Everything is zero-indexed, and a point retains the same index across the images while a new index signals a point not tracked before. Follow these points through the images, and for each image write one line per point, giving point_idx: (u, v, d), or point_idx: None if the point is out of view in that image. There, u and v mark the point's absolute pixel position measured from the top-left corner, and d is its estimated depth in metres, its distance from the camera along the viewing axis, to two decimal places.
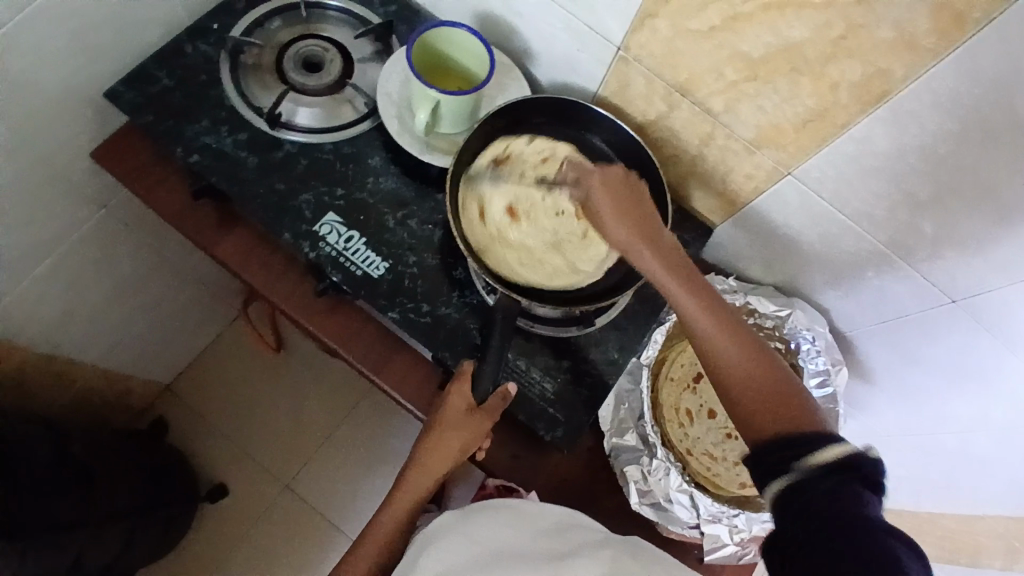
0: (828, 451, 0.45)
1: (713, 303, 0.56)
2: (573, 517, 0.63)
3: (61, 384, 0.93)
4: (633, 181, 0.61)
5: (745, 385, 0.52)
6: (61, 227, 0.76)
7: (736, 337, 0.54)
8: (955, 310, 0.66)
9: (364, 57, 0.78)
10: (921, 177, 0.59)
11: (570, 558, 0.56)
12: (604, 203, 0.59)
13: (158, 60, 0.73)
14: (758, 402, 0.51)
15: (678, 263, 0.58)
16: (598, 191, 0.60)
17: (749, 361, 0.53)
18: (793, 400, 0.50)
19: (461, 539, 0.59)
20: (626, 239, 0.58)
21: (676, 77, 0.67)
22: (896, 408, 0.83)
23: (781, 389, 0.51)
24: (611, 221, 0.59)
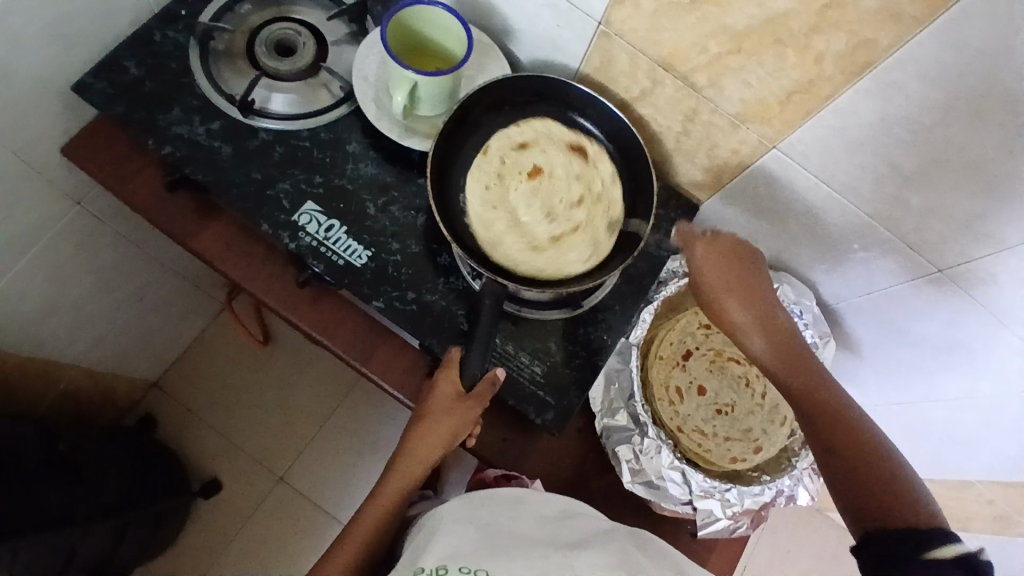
0: (937, 551, 0.43)
1: (820, 379, 0.57)
2: (574, 506, 0.62)
3: (44, 385, 0.91)
4: (746, 253, 0.64)
5: (846, 466, 0.52)
6: (32, 225, 0.74)
7: (846, 417, 0.54)
8: (942, 280, 0.66)
9: (338, 40, 0.75)
10: (906, 148, 0.58)
11: (579, 547, 0.55)
12: (714, 273, 0.62)
13: (124, 48, 0.70)
14: (872, 499, 0.49)
15: (789, 334, 0.60)
16: (707, 265, 0.62)
17: (852, 442, 0.53)
18: (899, 490, 0.49)
19: (464, 526, 0.57)
20: (732, 308, 0.61)
21: (659, 52, 0.65)
22: (883, 379, 0.84)
23: (883, 471, 0.50)
24: (724, 298, 0.61)
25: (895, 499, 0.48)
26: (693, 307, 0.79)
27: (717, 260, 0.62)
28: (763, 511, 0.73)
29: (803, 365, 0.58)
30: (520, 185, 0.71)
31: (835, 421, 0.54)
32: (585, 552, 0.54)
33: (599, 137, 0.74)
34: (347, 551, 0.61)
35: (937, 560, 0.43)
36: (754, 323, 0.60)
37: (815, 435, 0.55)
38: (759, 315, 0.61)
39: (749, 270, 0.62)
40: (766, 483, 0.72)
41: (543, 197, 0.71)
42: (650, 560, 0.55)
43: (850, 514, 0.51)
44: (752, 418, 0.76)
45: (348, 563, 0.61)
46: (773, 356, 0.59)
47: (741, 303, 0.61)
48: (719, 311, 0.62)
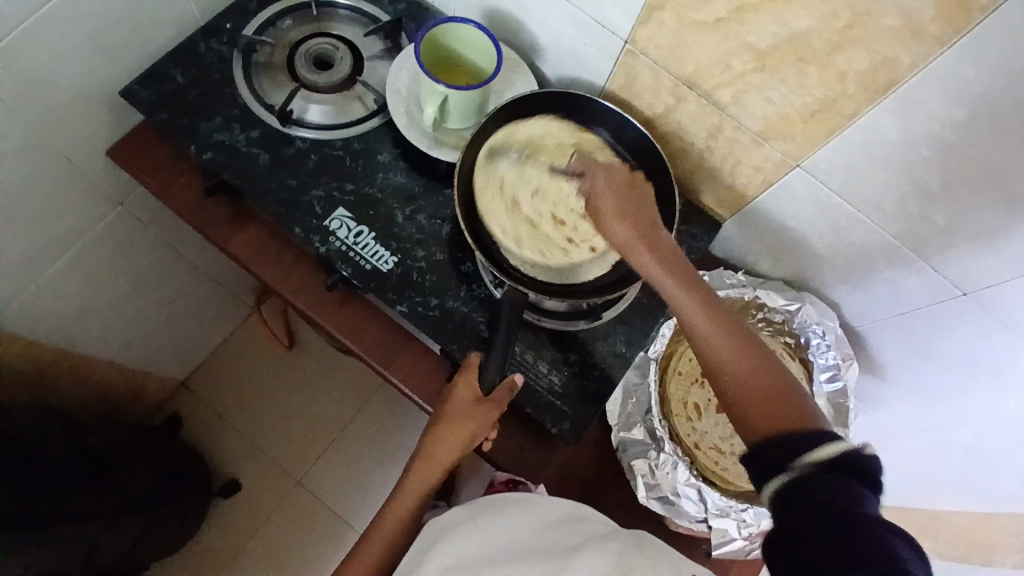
0: (819, 450, 0.45)
1: (707, 302, 0.55)
2: (580, 508, 0.63)
3: (77, 379, 0.95)
4: (637, 185, 0.61)
5: (742, 390, 0.51)
6: (78, 223, 0.78)
7: (738, 337, 0.53)
8: (966, 301, 0.66)
9: (373, 54, 0.79)
10: (930, 166, 0.58)
11: (575, 551, 0.55)
12: (608, 198, 0.59)
13: (172, 59, 0.75)
14: (755, 404, 0.50)
15: (676, 258, 0.57)
16: (606, 194, 0.60)
17: (745, 365, 0.52)
18: (792, 404, 0.50)
19: (467, 535, 0.59)
20: (625, 238, 0.58)
21: (683, 69, 0.67)
22: (908, 404, 0.83)
23: (776, 388, 0.51)
24: (613, 221, 0.58)
25: (790, 414, 0.49)
26: None
27: (615, 195, 0.59)
28: None
29: (704, 291, 0.55)
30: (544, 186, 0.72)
31: (728, 334, 0.53)
32: (579, 558, 0.54)
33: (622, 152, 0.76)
34: (370, 551, 0.63)
35: (821, 461, 0.45)
36: (653, 266, 0.57)
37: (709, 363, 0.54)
38: (648, 234, 0.58)
39: (618, 188, 0.60)
40: None
41: (545, 203, 0.72)
42: (649, 560, 0.55)
43: (736, 421, 0.51)
44: None
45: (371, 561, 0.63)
46: (666, 285, 0.56)
47: (635, 235, 0.58)
48: (607, 230, 0.59)
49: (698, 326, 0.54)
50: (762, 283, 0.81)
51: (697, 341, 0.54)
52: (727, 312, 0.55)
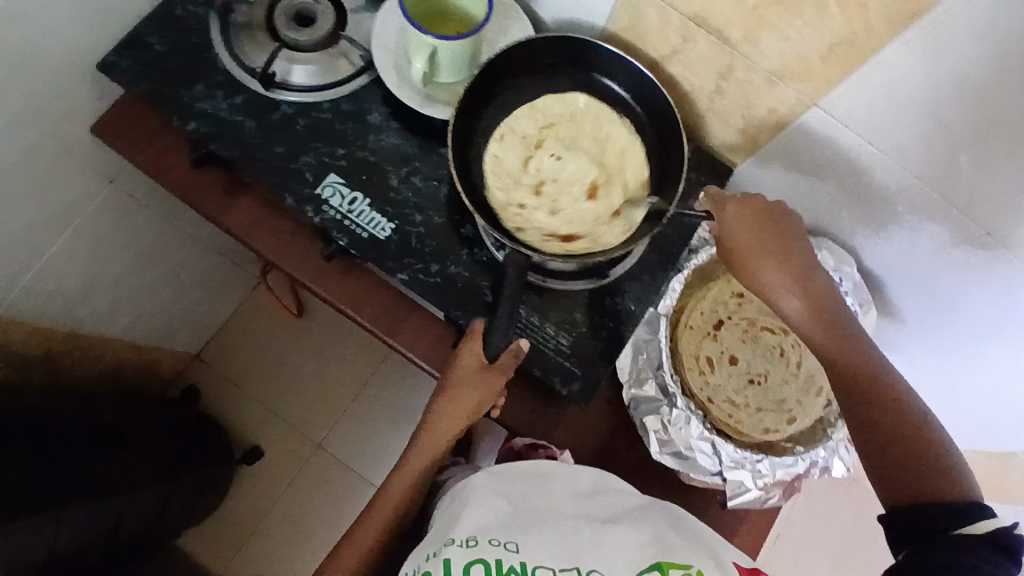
0: (982, 526, 0.47)
1: (842, 333, 0.57)
2: (606, 479, 0.62)
3: (89, 359, 0.95)
4: (780, 215, 0.59)
5: (878, 425, 0.55)
6: (69, 203, 0.76)
7: (874, 373, 0.56)
8: (991, 244, 0.62)
9: (357, 6, 0.74)
10: (957, 104, 0.54)
11: (614, 522, 0.56)
12: (747, 239, 0.58)
13: (146, 24, 0.70)
14: (894, 468, 0.53)
15: (812, 287, 0.57)
16: (743, 236, 0.58)
17: (882, 396, 0.55)
18: (927, 447, 0.53)
19: (496, 498, 0.58)
20: (772, 282, 0.58)
21: (690, 7, 0.62)
22: (927, 349, 0.81)
23: (914, 433, 0.53)
24: (759, 266, 0.57)
25: (931, 471, 0.52)
26: (725, 275, 0.76)
27: (749, 228, 0.58)
28: (796, 483, 0.72)
29: (847, 344, 0.56)
30: (559, 147, 0.71)
31: (879, 398, 0.55)
32: (620, 527, 0.55)
33: (625, 97, 0.72)
34: (377, 518, 0.63)
35: (976, 535, 0.47)
36: (798, 316, 0.57)
37: (842, 383, 0.57)
38: (797, 280, 0.57)
39: (760, 226, 0.58)
40: (800, 453, 0.71)
41: (552, 163, 0.71)
42: (684, 540, 0.55)
43: (874, 477, 0.55)
44: (787, 389, 0.73)
45: (380, 527, 0.63)
46: (800, 318, 0.57)
47: (783, 273, 0.57)
48: (747, 274, 0.58)
49: (835, 355, 0.57)
50: None
51: (837, 370, 0.57)
52: (866, 344, 0.57)
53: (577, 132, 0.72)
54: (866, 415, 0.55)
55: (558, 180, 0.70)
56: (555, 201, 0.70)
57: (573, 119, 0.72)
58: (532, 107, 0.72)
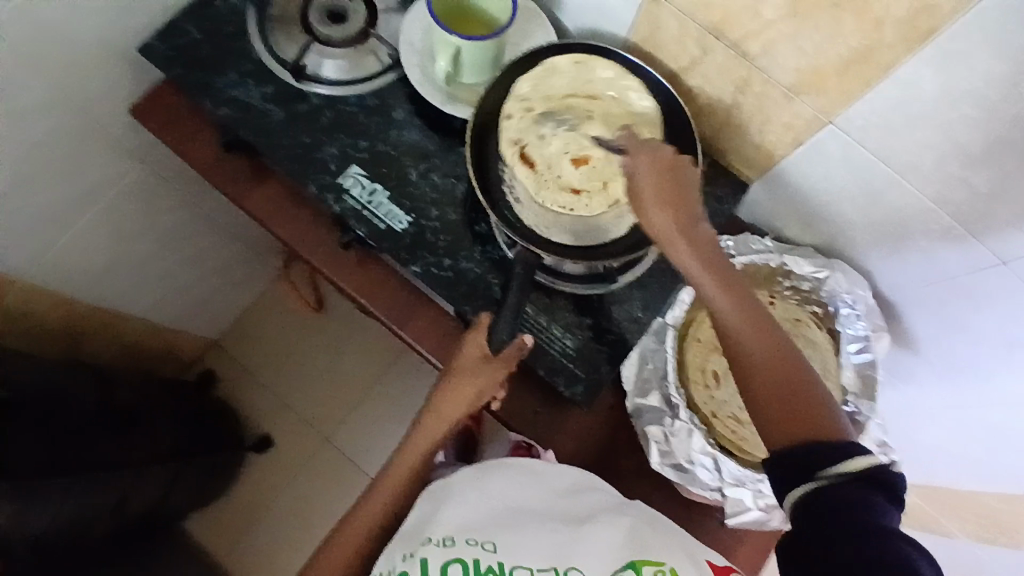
0: (852, 463, 0.45)
1: (738, 288, 0.53)
2: (590, 477, 0.61)
3: (109, 335, 0.98)
4: (681, 168, 0.56)
5: (763, 379, 0.50)
6: (101, 180, 0.79)
7: (764, 321, 0.52)
8: (1004, 272, 0.61)
9: (388, 7, 0.77)
10: (973, 123, 0.54)
11: (589, 522, 0.55)
12: (647, 179, 0.55)
13: (186, 13, 0.74)
14: (783, 416, 0.49)
15: (709, 244, 0.54)
16: (645, 176, 0.55)
17: (767, 343, 0.50)
18: (809, 396, 0.49)
19: (474, 497, 0.58)
20: (663, 227, 0.54)
21: (709, 18, 0.62)
22: (941, 379, 0.79)
23: (799, 377, 0.50)
24: (652, 205, 0.54)
25: (813, 416, 0.48)
26: None
27: (653, 177, 0.55)
28: None
29: (743, 294, 0.52)
30: (573, 153, 0.70)
31: (763, 342, 0.51)
32: (595, 529, 0.54)
33: None
34: (373, 507, 0.63)
35: (852, 477, 0.45)
36: (696, 269, 0.53)
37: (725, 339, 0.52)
38: (690, 223, 0.54)
39: (659, 173, 0.55)
40: None
41: (564, 140, 0.70)
42: (661, 539, 0.54)
43: (762, 429, 0.50)
44: None
45: (377, 511, 0.63)
46: (700, 267, 0.53)
47: (680, 221, 0.54)
48: (640, 215, 0.55)
49: (722, 303, 0.52)
50: (789, 249, 0.78)
51: (723, 321, 0.52)
52: (751, 297, 0.53)
53: (605, 123, 0.71)
54: (746, 362, 0.51)
55: (556, 170, 0.69)
56: (540, 182, 0.69)
57: (608, 112, 0.71)
58: (573, 108, 0.71)
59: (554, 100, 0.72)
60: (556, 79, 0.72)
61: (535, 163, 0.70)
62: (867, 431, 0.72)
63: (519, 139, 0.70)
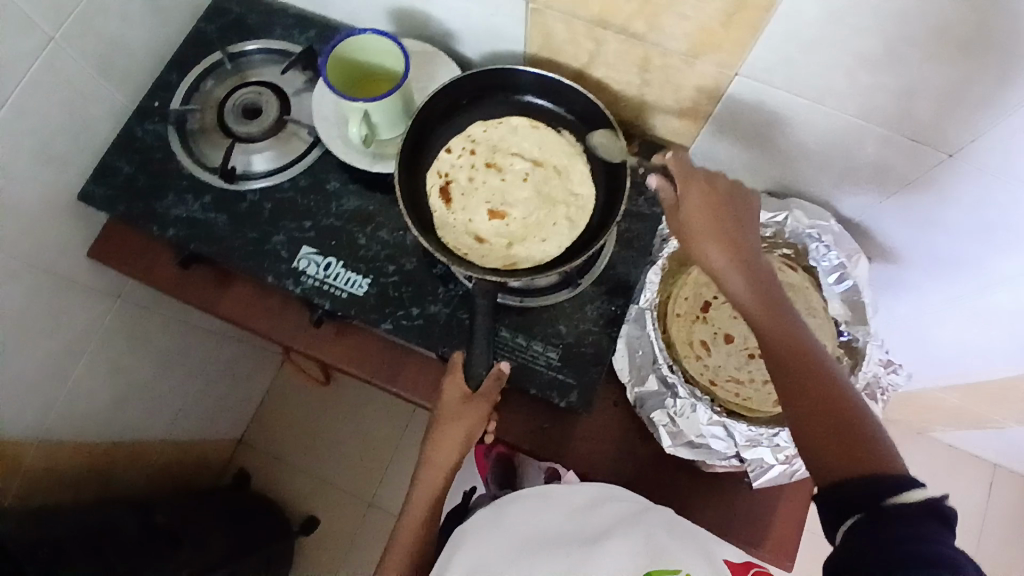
0: (908, 497, 0.43)
1: (786, 319, 0.54)
2: (607, 493, 0.62)
3: (135, 464, 1.01)
4: (742, 203, 0.61)
5: (808, 402, 0.50)
6: (84, 326, 0.83)
7: (806, 350, 0.52)
8: (957, 164, 0.61)
9: (297, 89, 0.80)
10: (867, 35, 0.54)
11: (602, 535, 0.55)
12: (694, 204, 0.59)
13: (115, 152, 0.77)
14: (830, 440, 0.48)
15: (756, 275, 0.57)
16: (693, 203, 0.59)
17: (814, 370, 0.51)
18: (847, 428, 0.48)
19: (490, 532, 0.59)
20: (713, 256, 0.58)
21: (590, 11, 0.63)
22: (933, 281, 0.78)
23: (841, 411, 0.49)
24: (702, 231, 0.58)
25: (850, 442, 0.47)
26: None
27: (702, 209, 0.59)
28: None
29: (791, 324, 0.54)
30: (487, 206, 0.73)
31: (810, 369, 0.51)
32: (608, 540, 0.54)
33: (556, 108, 0.75)
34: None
35: (908, 507, 0.43)
36: (743, 295, 0.56)
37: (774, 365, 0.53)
38: (742, 255, 0.58)
39: (712, 211, 0.59)
40: None
41: (491, 188, 0.74)
42: (677, 541, 0.55)
43: (804, 451, 0.50)
44: None
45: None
46: (749, 294, 0.56)
47: (728, 258, 0.57)
48: (690, 240, 0.59)
49: (770, 333, 0.54)
50: None
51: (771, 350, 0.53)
52: (803, 330, 0.54)
53: (542, 180, 0.74)
54: (789, 384, 0.51)
55: (469, 211, 0.73)
56: (450, 215, 0.73)
57: (548, 169, 0.74)
58: (511, 166, 0.74)
59: (496, 154, 0.75)
60: (509, 135, 0.75)
61: (456, 188, 0.74)
62: (869, 356, 0.70)
63: (447, 174, 0.74)
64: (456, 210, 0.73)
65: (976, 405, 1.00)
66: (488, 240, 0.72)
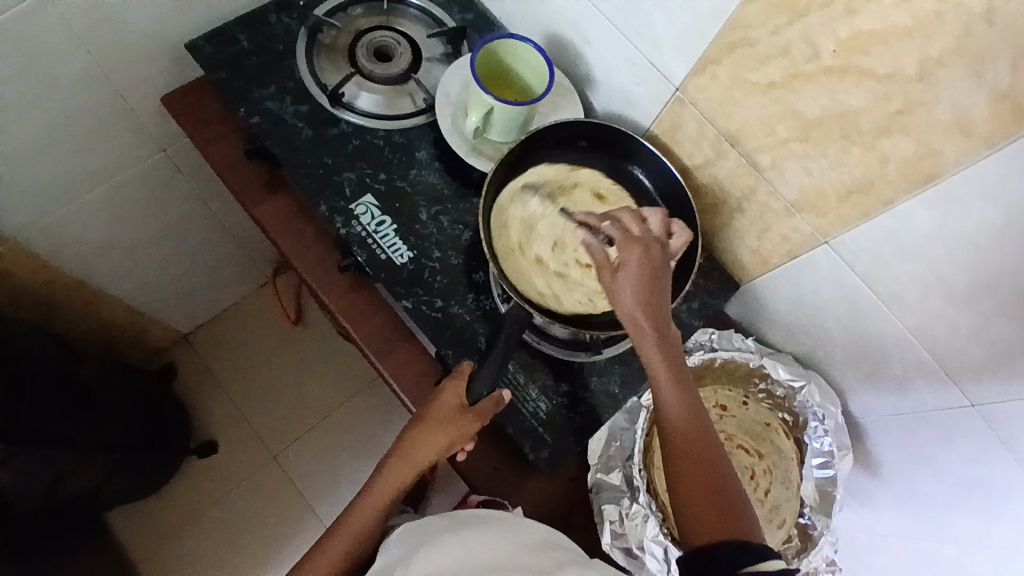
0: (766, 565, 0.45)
1: (683, 379, 0.55)
2: (556, 541, 0.63)
3: (85, 310, 0.97)
4: (655, 246, 0.57)
5: (687, 453, 0.52)
6: (122, 159, 0.81)
7: (698, 420, 0.54)
8: (972, 414, 0.63)
9: (433, 56, 0.80)
10: (959, 268, 0.57)
11: (555, 573, 0.57)
12: (627, 283, 0.56)
13: (242, 25, 0.77)
14: (700, 502, 0.50)
15: (665, 327, 0.56)
16: (631, 254, 0.56)
17: (693, 425, 0.53)
18: (719, 488, 0.50)
19: (451, 544, 0.60)
20: (630, 307, 0.56)
21: (729, 126, 0.66)
22: (897, 509, 0.79)
23: (717, 488, 0.51)
24: (626, 290, 0.56)
25: (726, 512, 0.49)
26: (711, 385, 0.79)
27: (636, 277, 0.56)
28: None
29: (686, 382, 0.55)
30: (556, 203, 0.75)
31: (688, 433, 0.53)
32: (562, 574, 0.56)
33: (652, 192, 0.76)
34: (328, 554, 0.64)
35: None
36: (655, 355, 0.55)
37: (668, 440, 0.54)
38: (659, 321, 0.56)
39: (654, 265, 0.56)
40: None
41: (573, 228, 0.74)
42: None
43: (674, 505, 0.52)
44: None
45: (335, 555, 0.64)
46: (665, 380, 0.55)
47: (640, 295, 0.56)
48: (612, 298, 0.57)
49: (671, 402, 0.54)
50: (770, 353, 0.78)
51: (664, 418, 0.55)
52: (688, 381, 0.55)
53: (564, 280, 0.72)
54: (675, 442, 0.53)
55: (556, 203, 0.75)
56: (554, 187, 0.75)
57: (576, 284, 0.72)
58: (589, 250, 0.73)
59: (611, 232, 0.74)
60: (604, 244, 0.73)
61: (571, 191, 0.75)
62: (819, 548, 0.73)
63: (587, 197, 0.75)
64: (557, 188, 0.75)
65: None
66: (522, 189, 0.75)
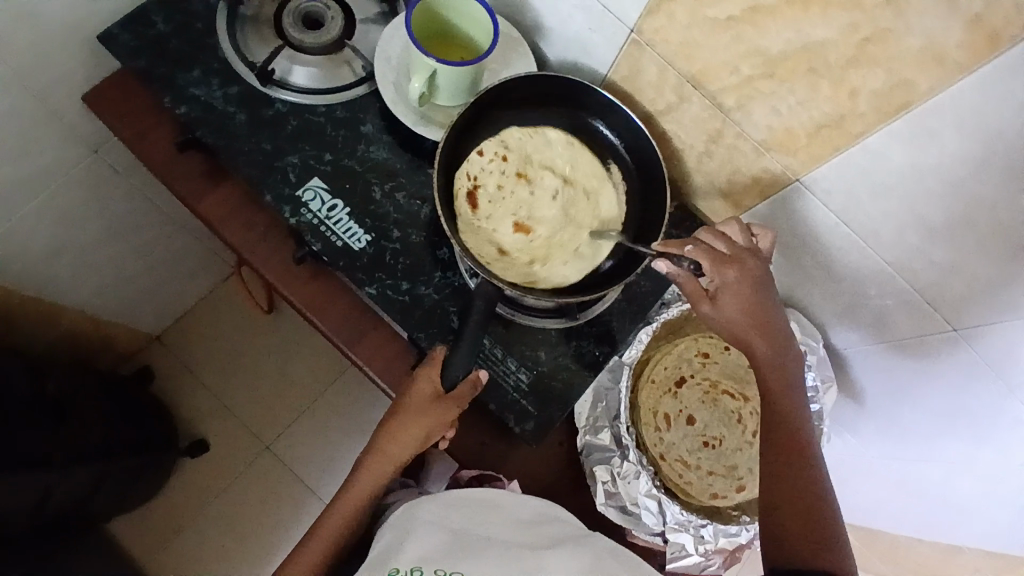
0: None
1: (792, 405, 0.56)
2: (554, 510, 0.63)
3: (43, 325, 0.93)
4: (759, 275, 0.57)
5: (783, 477, 0.53)
6: (50, 166, 0.75)
7: (801, 448, 0.54)
8: (955, 341, 0.63)
9: (367, 18, 0.74)
10: (935, 200, 0.54)
11: (554, 546, 0.58)
12: (734, 303, 0.56)
13: (154, 4, 0.70)
14: (791, 521, 0.52)
15: (777, 352, 0.57)
16: (734, 279, 0.56)
17: (801, 455, 0.54)
18: (814, 509, 0.52)
19: (443, 526, 0.60)
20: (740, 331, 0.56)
21: (690, 68, 0.62)
22: (882, 436, 0.81)
23: (815, 505, 0.52)
24: (736, 314, 0.56)
25: (827, 540, 0.51)
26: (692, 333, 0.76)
27: (742, 298, 0.56)
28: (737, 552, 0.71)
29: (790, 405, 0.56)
30: (525, 183, 0.71)
31: (783, 453, 0.54)
32: (558, 554, 0.57)
33: (616, 144, 0.72)
34: (312, 552, 0.64)
35: None
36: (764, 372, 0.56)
37: (771, 460, 0.55)
38: (766, 344, 0.56)
39: (760, 285, 0.57)
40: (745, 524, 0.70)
41: (520, 204, 0.70)
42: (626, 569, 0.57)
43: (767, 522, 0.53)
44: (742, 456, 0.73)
45: (319, 551, 0.64)
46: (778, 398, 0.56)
47: (742, 317, 0.56)
48: (714, 321, 0.57)
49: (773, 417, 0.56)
50: None
51: (771, 439, 0.55)
52: (799, 411, 0.56)
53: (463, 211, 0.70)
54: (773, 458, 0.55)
55: (543, 185, 0.71)
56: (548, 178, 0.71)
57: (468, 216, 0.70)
58: (506, 225, 0.70)
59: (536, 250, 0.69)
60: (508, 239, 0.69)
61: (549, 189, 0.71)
62: None
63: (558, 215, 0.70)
64: (548, 173, 0.71)
65: (871, 553, 1.05)
66: (502, 151, 0.71)
